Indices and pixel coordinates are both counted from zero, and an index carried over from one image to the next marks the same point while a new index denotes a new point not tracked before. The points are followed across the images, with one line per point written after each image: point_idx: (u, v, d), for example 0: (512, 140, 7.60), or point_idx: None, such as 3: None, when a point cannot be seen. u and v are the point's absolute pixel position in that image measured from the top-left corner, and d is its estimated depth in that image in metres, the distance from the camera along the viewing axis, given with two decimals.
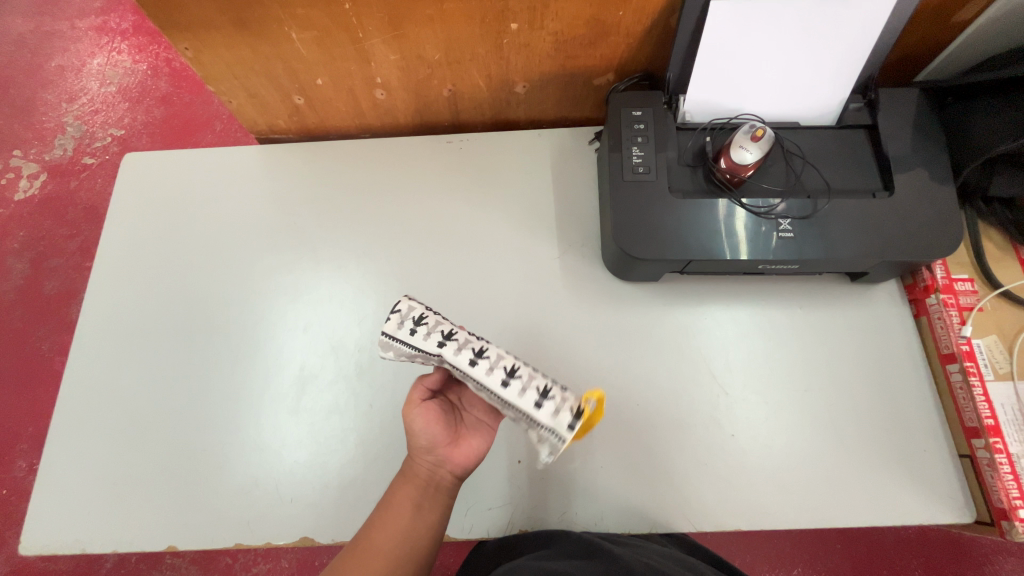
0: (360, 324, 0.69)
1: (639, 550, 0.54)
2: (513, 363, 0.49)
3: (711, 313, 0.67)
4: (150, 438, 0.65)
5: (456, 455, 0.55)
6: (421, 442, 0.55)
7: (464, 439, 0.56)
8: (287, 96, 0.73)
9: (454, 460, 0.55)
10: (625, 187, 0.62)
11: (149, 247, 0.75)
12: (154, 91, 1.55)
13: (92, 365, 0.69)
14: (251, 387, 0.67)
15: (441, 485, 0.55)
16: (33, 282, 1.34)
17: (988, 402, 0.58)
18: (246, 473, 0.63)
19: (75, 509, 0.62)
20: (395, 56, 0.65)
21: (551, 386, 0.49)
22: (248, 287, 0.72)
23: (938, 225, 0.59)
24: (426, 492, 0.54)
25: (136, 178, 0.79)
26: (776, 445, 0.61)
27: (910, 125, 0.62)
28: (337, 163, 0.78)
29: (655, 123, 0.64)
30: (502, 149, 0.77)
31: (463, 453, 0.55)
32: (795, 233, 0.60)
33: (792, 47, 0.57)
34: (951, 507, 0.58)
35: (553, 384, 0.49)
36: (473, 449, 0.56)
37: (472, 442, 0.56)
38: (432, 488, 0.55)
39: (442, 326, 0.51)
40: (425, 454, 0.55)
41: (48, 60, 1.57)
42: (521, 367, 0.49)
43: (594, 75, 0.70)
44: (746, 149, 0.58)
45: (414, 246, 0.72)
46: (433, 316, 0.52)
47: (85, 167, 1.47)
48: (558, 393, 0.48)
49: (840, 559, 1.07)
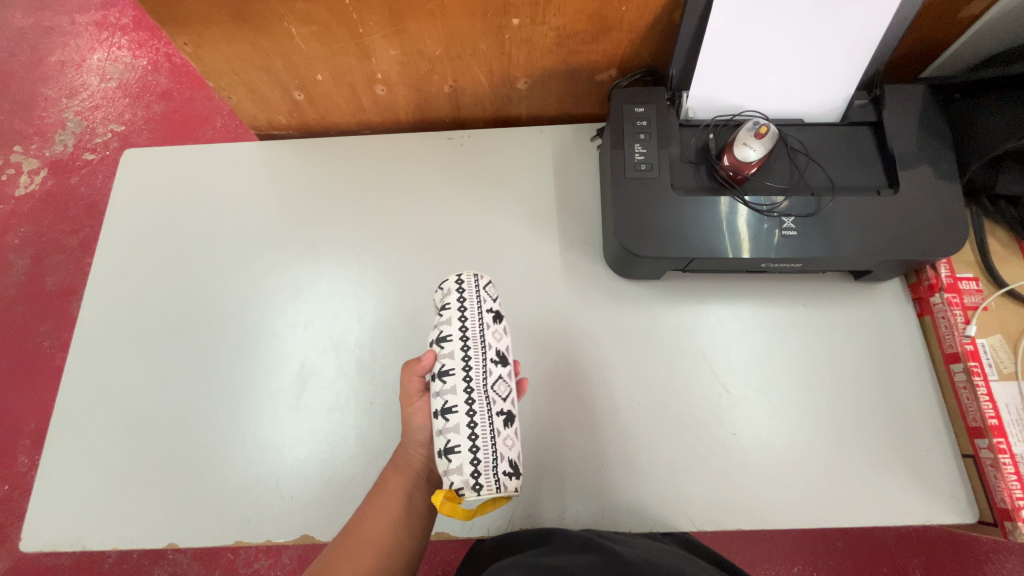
0: (360, 321, 0.69)
1: (637, 544, 0.54)
2: (452, 405, 0.53)
3: (713, 312, 0.67)
4: (150, 435, 0.65)
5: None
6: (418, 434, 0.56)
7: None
8: (287, 92, 0.73)
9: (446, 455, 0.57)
10: (628, 184, 0.61)
11: (149, 244, 0.75)
12: (154, 86, 1.54)
13: (92, 362, 0.69)
14: (251, 384, 0.67)
15: (430, 476, 0.57)
16: (35, 278, 1.34)
17: (992, 402, 0.58)
18: (247, 470, 0.63)
19: (76, 505, 0.62)
20: (396, 51, 0.65)
21: (459, 451, 0.52)
22: (248, 284, 0.72)
23: (943, 223, 0.59)
24: (416, 483, 0.56)
25: (136, 174, 0.78)
26: (777, 444, 0.61)
27: (916, 122, 0.62)
28: (337, 160, 0.77)
29: (658, 120, 0.63)
30: (503, 146, 0.77)
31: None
32: (799, 231, 0.60)
33: (796, 42, 0.57)
34: (954, 507, 0.58)
35: (460, 451, 0.52)
36: None
37: None
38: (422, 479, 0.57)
39: (445, 327, 0.55)
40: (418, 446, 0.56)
41: (48, 55, 1.56)
42: (456, 414, 0.53)
43: (596, 71, 0.69)
44: (749, 146, 0.58)
45: (414, 243, 0.72)
46: (451, 313, 0.56)
47: (86, 163, 1.46)
48: (456, 461, 0.52)
49: (841, 557, 1.07)
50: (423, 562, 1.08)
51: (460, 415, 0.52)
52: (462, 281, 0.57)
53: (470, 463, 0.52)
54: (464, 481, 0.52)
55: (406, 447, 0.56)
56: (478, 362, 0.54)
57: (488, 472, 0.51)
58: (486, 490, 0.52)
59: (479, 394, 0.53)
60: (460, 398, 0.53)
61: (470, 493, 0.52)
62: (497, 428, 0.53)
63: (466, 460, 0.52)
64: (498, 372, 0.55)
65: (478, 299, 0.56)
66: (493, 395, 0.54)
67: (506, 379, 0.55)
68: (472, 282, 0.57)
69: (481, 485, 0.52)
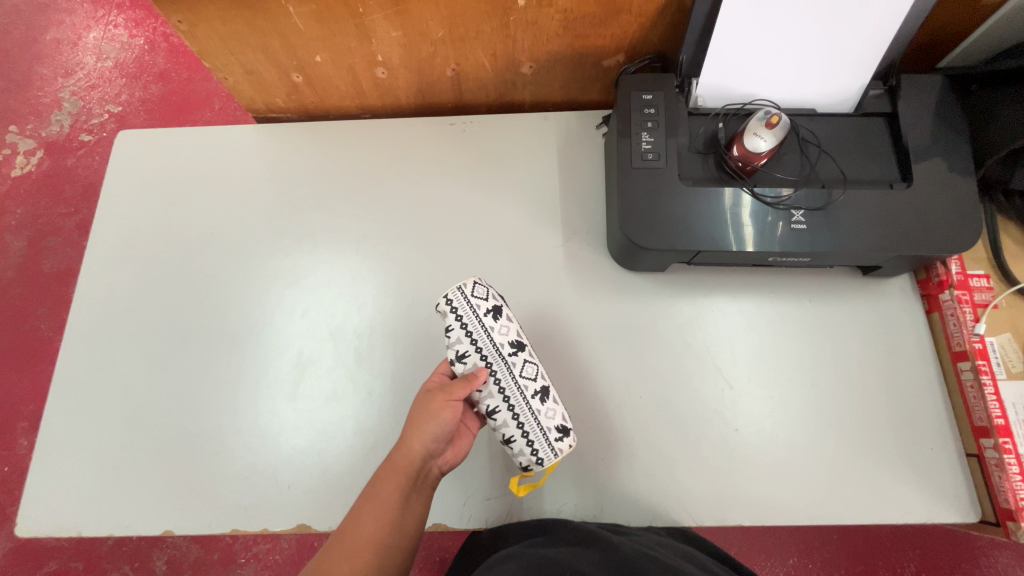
0: (359, 310, 0.68)
1: (638, 538, 0.53)
2: (493, 407, 0.55)
3: (718, 305, 0.66)
4: (148, 422, 0.64)
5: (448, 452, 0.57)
6: (432, 432, 0.54)
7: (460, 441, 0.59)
8: (285, 74, 0.71)
9: (449, 456, 0.57)
10: (634, 173, 0.60)
11: (145, 229, 0.73)
12: (151, 67, 1.51)
13: (88, 348, 0.68)
14: (249, 373, 0.66)
15: (428, 477, 0.56)
16: (32, 260, 1.33)
17: (999, 401, 0.57)
18: (244, 459, 0.62)
19: (73, 491, 0.62)
20: (397, 33, 0.63)
21: (514, 439, 0.55)
22: (245, 271, 0.70)
23: (956, 219, 0.57)
24: (416, 484, 0.54)
25: (132, 156, 0.77)
26: (779, 440, 0.60)
27: (932, 114, 0.60)
28: (337, 144, 0.76)
29: (666, 108, 0.62)
30: (507, 132, 0.75)
31: (459, 453, 0.58)
32: (807, 225, 0.58)
33: (811, 28, 0.55)
34: (956, 507, 0.57)
35: (516, 440, 0.55)
36: (463, 450, 0.59)
37: (462, 444, 0.59)
38: (421, 479, 0.55)
39: (459, 346, 0.56)
40: (425, 444, 0.54)
41: (43, 33, 1.53)
42: (499, 412, 0.55)
43: (604, 56, 0.67)
44: (760, 136, 0.56)
45: (414, 231, 0.71)
46: (456, 331, 0.56)
47: (82, 144, 1.44)
48: (516, 448, 0.55)
49: (835, 549, 1.07)
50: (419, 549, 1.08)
51: (502, 412, 0.55)
52: (450, 300, 0.56)
53: (526, 447, 0.55)
54: (528, 460, 0.55)
55: (413, 444, 0.54)
56: (497, 360, 0.55)
57: (543, 445, 0.54)
58: (548, 461, 0.55)
59: (510, 387, 0.55)
60: (498, 398, 0.55)
61: (538, 467, 0.56)
62: (536, 407, 0.55)
63: (523, 445, 0.55)
64: (519, 359, 0.55)
65: (471, 307, 0.56)
66: (523, 380, 0.55)
67: (527, 362, 0.56)
68: (458, 296, 0.56)
69: (541, 458, 0.55)
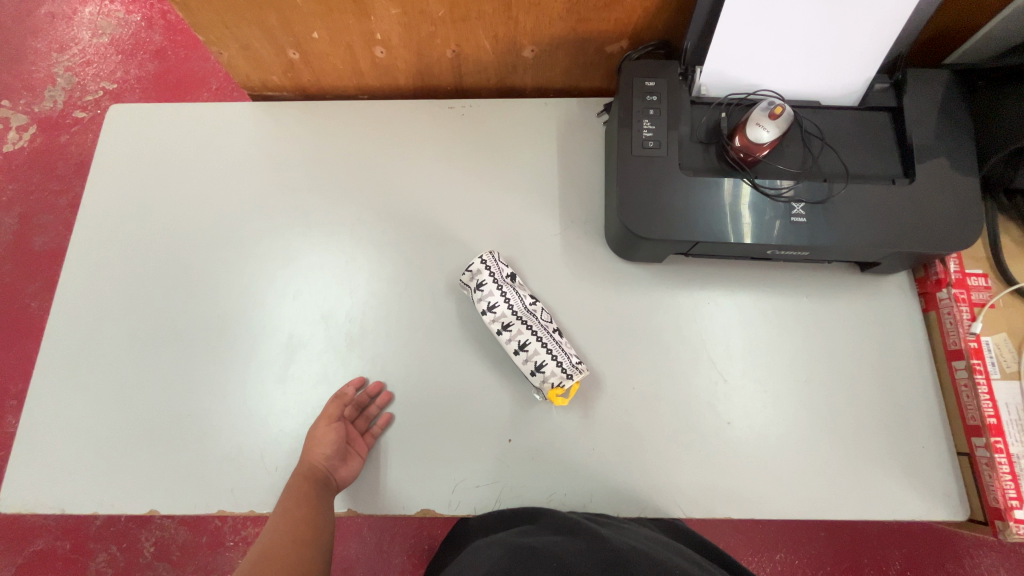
0: (351, 294, 0.67)
1: (625, 530, 0.53)
2: (524, 339, 0.59)
3: (715, 298, 0.65)
4: (135, 400, 0.64)
5: (344, 469, 0.58)
6: (324, 440, 0.58)
7: (356, 455, 0.59)
8: (281, 50, 0.69)
9: (345, 472, 0.58)
10: (634, 161, 0.59)
11: (136, 206, 0.72)
12: (147, 44, 1.49)
13: (73, 325, 0.67)
14: (239, 353, 0.65)
15: (329, 489, 0.58)
16: (23, 237, 1.31)
17: (992, 400, 0.57)
18: (231, 440, 0.62)
19: (56, 468, 0.61)
20: (397, 11, 0.61)
21: (545, 364, 0.58)
22: (236, 251, 0.69)
23: (956, 216, 0.57)
24: (319, 493, 0.57)
25: (124, 131, 0.75)
26: (772, 435, 0.60)
27: (936, 110, 0.59)
28: (333, 125, 0.74)
29: (668, 95, 0.61)
30: (507, 117, 0.74)
31: (353, 470, 0.59)
32: (807, 219, 0.58)
33: (818, 17, 0.54)
34: (944, 505, 0.58)
35: (546, 364, 0.58)
36: (352, 469, 0.59)
37: (353, 464, 0.59)
38: (324, 495, 0.57)
39: (490, 298, 0.61)
40: (323, 450, 0.58)
41: (38, 7, 1.50)
42: (529, 344, 0.59)
43: (607, 42, 0.66)
44: (763, 127, 0.55)
45: (410, 215, 0.70)
46: (489, 286, 0.61)
47: (76, 121, 1.41)
48: (546, 371, 0.58)
49: (823, 547, 1.08)
50: (408, 537, 1.08)
51: (532, 343, 0.59)
52: (484, 260, 0.62)
53: (555, 366, 0.58)
54: (559, 378, 0.57)
55: (314, 450, 0.58)
56: (523, 305, 0.61)
57: (569, 364, 0.58)
58: (576, 375, 0.58)
59: (537, 324, 0.60)
60: (527, 333, 0.59)
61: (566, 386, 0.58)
62: (558, 338, 0.60)
63: (553, 366, 0.58)
64: (538, 307, 0.62)
65: (499, 267, 0.62)
66: (544, 319, 0.61)
67: (544, 310, 0.63)
68: (492, 258, 0.62)
69: (571, 372, 0.58)
